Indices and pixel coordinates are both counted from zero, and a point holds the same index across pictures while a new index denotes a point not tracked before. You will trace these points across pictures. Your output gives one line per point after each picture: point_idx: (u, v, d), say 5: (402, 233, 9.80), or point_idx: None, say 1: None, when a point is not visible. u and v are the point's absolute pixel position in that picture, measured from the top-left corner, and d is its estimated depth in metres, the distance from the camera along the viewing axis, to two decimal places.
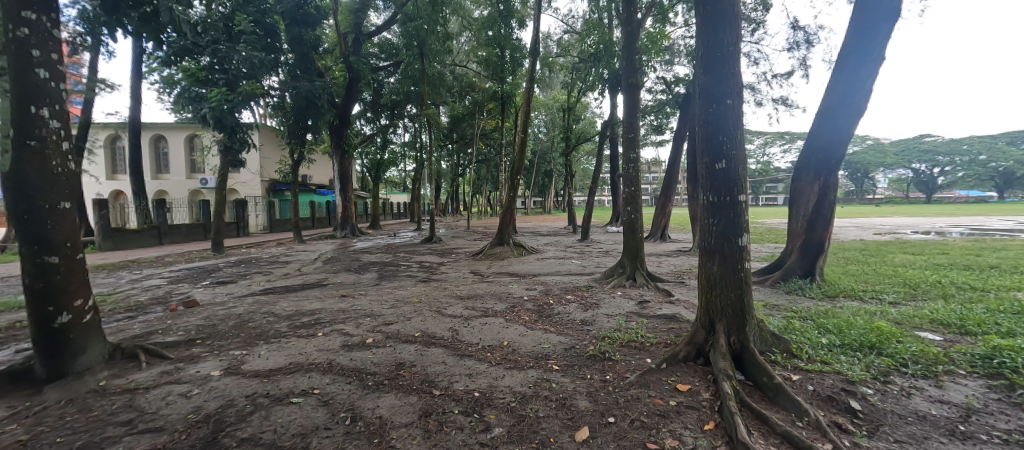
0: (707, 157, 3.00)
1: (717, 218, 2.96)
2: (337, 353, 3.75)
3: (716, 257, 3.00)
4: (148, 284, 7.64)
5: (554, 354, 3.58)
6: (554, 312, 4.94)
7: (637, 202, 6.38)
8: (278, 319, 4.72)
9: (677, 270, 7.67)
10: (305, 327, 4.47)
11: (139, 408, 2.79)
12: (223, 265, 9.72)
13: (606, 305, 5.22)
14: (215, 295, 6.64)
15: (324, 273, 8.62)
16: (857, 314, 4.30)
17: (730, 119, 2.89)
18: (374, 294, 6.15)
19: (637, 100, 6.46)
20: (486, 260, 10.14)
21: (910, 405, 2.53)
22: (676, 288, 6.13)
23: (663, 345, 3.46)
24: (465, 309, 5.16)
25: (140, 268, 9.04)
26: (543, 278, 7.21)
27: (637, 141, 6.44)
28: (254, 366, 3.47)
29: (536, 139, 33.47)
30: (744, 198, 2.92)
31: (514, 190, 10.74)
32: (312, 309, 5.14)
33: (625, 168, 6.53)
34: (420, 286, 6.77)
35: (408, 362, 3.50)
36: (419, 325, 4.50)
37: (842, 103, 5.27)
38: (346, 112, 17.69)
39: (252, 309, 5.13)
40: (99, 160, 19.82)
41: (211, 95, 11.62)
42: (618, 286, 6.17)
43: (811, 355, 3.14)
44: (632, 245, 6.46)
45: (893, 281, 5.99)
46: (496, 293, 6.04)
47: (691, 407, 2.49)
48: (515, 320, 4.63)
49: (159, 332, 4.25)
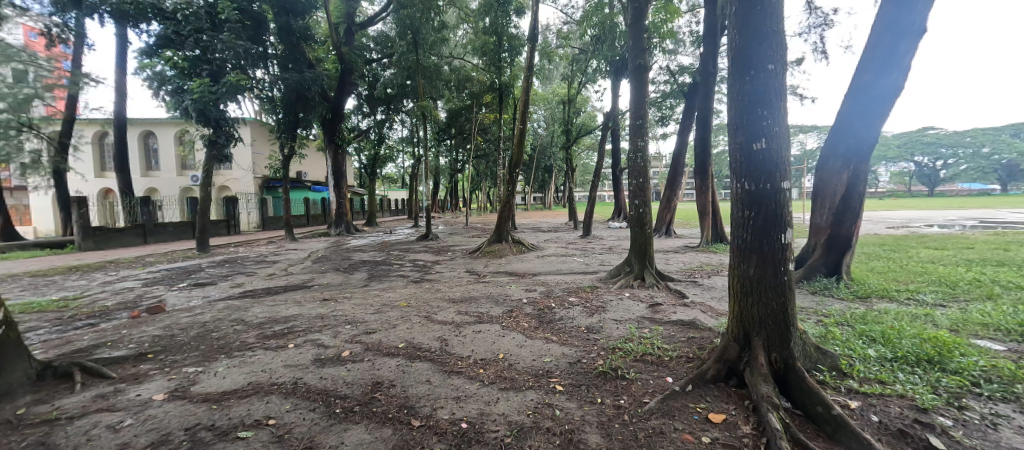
0: (742, 139, 2.48)
1: (754, 212, 2.44)
2: (306, 370, 3.24)
3: (752, 256, 2.47)
4: (120, 287, 7.12)
5: (557, 369, 3.08)
6: (556, 317, 4.42)
7: (646, 194, 5.86)
8: (248, 327, 4.22)
9: (688, 268, 7.15)
10: (274, 337, 3.95)
11: (50, 446, 2.27)
12: (205, 266, 9.20)
13: (614, 308, 4.72)
14: (190, 299, 6.13)
15: (311, 274, 8.12)
16: (900, 319, 3.79)
17: (771, 87, 2.37)
18: (361, 297, 5.63)
19: (646, 85, 5.90)
20: (483, 258, 9.65)
21: (1004, 440, 2.00)
22: (690, 288, 5.62)
23: (685, 361, 2.95)
24: (458, 314, 4.65)
25: (117, 269, 8.52)
26: (543, 278, 6.69)
27: (646, 129, 5.91)
28: (206, 388, 2.96)
29: (536, 134, 32.97)
30: (787, 186, 2.39)
31: (513, 184, 10.23)
32: (287, 315, 4.63)
33: (632, 158, 6.02)
34: (411, 288, 6.25)
35: (387, 381, 2.99)
36: (405, 334, 3.99)
37: (873, 84, 4.73)
38: (338, 105, 17.14)
39: (220, 315, 4.60)
40: (87, 157, 19.32)
41: (193, 85, 10.87)
42: (625, 287, 5.66)
43: (865, 374, 2.63)
44: (640, 242, 5.91)
45: (927, 279, 5.48)
46: (492, 295, 5.52)
47: (729, 446, 1.98)
48: (513, 327, 4.12)
49: (107, 345, 3.73)
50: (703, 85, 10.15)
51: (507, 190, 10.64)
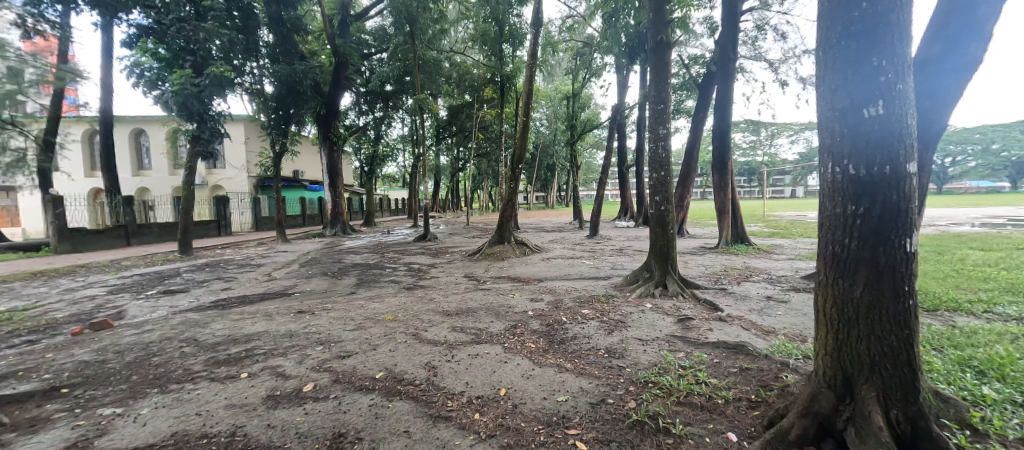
0: (847, 100, 1.74)
1: (866, 204, 1.69)
2: (252, 413, 2.52)
3: (859, 269, 1.73)
4: (81, 295, 6.42)
5: (575, 414, 2.34)
6: (568, 336, 3.68)
7: (668, 190, 5.13)
8: (199, 350, 3.50)
9: (712, 272, 6.40)
10: (226, 363, 3.24)
11: None
12: (184, 270, 8.52)
13: (635, 323, 3.99)
14: (153, 310, 5.42)
15: (295, 279, 7.41)
16: (999, 342, 3.05)
17: (897, 22, 1.63)
18: (342, 309, 4.89)
19: (667, 67, 5.15)
20: (484, 261, 8.93)
21: None
22: (720, 297, 4.87)
23: (747, 407, 2.21)
24: (451, 331, 3.92)
25: (87, 274, 7.86)
26: (550, 285, 5.94)
27: (668, 115, 5.16)
28: (115, 442, 2.24)
29: (538, 132, 32.43)
30: (913, 169, 1.66)
31: (515, 182, 9.52)
32: (249, 333, 3.90)
33: (651, 148, 5.26)
34: (401, 297, 5.51)
35: (352, 433, 2.26)
36: (386, 359, 3.28)
37: (947, 56, 3.77)
38: (333, 100, 16.50)
39: (171, 333, 3.88)
40: (75, 155, 18.69)
41: (173, 76, 10.10)
42: (645, 296, 4.93)
43: (1009, 432, 1.88)
44: (660, 244, 5.20)
45: (996, 287, 4.72)
46: (492, 305, 4.79)
47: None
48: (517, 350, 3.39)
49: (17, 376, 3.03)
50: (720, 72, 9.36)
51: (509, 187, 9.89)
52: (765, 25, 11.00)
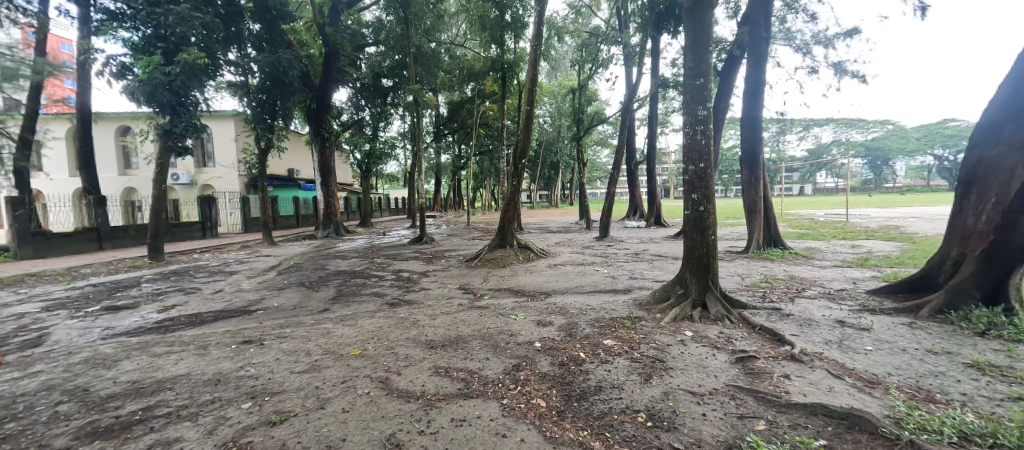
0: None
1: None
2: None
3: None
4: (10, 312, 5.49)
5: None
6: (591, 385, 2.69)
7: (709, 186, 4.11)
8: (79, 409, 2.52)
9: (753, 284, 5.37)
10: (107, 434, 2.27)
11: None
12: (145, 279, 7.59)
13: (679, 363, 2.98)
14: (81, 334, 4.48)
15: (265, 291, 6.43)
16: None
17: None
18: (301, 336, 3.90)
19: (707, 30, 4.12)
20: (483, 267, 7.97)
21: None
22: (779, 321, 3.85)
23: None
24: (432, 374, 2.93)
25: (34, 285, 6.96)
26: (560, 301, 4.92)
27: (708, 92, 4.14)
28: None
29: (542, 129, 31.48)
30: None
31: (517, 179, 8.49)
32: (164, 378, 2.94)
33: (688, 135, 4.25)
34: (379, 317, 4.54)
35: None
36: (334, 427, 2.27)
37: None
38: (324, 93, 15.51)
39: (61, 380, 2.92)
40: (59, 154, 17.87)
41: (140, 63, 9.16)
42: (682, 319, 3.93)
43: None
44: (698, 254, 4.20)
45: None
46: (489, 333, 3.80)
47: None
48: (520, 412, 2.38)
49: None
50: (749, 54, 8.25)
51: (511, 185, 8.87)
52: (796, 3, 9.89)
